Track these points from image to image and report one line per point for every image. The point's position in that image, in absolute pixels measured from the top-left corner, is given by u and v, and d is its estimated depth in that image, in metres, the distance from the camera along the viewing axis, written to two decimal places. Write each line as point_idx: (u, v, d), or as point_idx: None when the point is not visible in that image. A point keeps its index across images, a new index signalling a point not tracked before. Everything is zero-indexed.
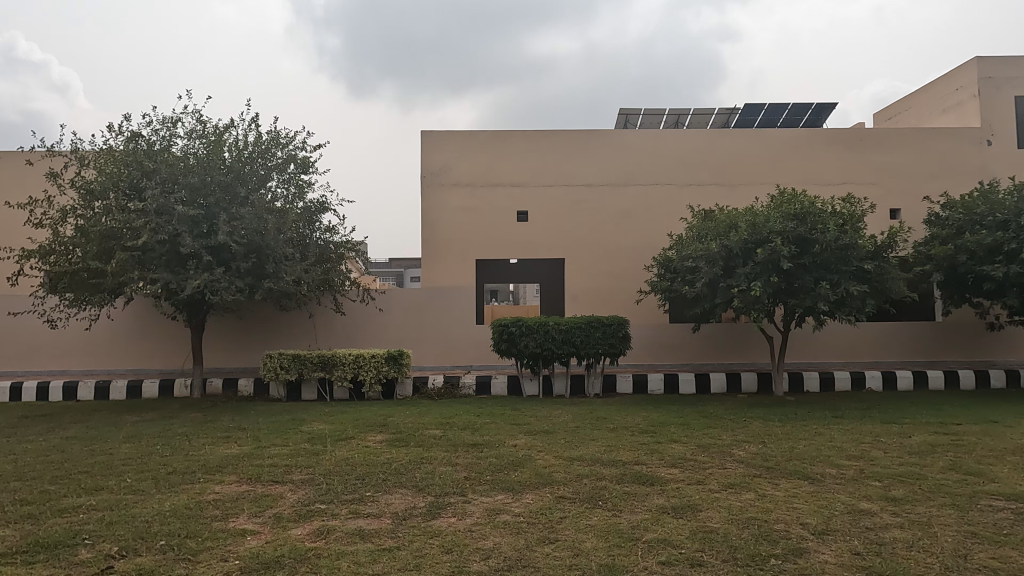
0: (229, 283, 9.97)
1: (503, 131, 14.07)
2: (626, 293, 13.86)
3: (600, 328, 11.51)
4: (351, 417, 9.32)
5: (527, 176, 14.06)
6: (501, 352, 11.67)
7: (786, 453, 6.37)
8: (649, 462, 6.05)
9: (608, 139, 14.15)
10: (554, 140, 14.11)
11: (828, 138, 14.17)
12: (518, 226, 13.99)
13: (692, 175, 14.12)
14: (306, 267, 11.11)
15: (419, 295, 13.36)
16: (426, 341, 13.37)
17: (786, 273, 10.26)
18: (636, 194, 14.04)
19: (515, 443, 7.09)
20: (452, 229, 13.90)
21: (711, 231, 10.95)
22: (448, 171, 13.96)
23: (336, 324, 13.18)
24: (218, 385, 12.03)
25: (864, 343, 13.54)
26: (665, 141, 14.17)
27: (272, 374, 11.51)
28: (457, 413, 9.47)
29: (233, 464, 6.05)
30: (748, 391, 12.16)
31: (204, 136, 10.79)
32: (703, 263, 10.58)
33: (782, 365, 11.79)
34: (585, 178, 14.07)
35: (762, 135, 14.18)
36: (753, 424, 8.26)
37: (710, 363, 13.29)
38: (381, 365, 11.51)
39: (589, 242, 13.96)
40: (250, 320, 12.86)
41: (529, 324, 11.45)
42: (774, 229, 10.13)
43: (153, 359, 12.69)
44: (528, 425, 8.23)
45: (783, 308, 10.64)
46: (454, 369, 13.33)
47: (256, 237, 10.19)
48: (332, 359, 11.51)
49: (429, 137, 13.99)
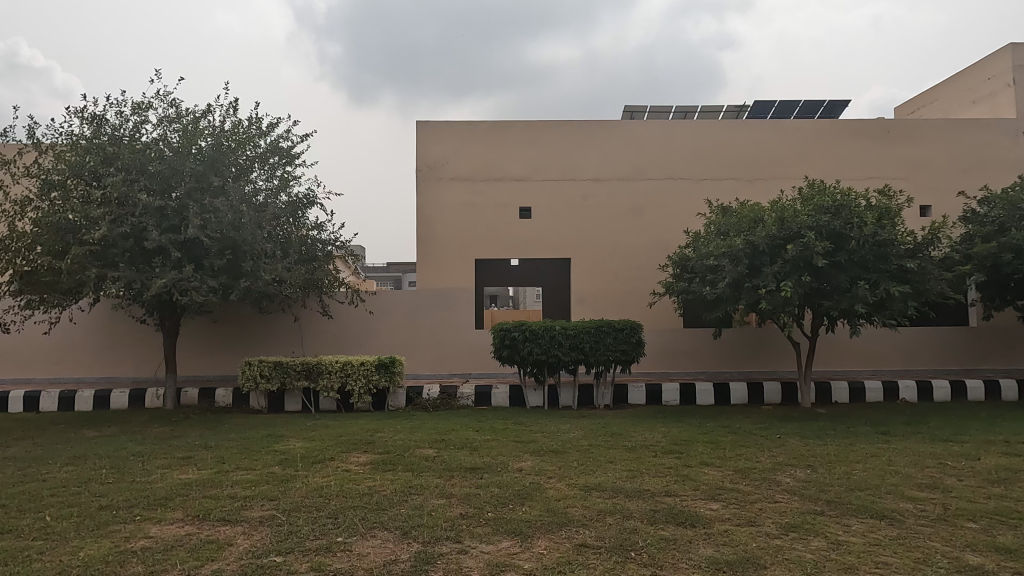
0: (201, 283, 8.96)
1: (505, 122, 13.11)
2: (637, 296, 12.87)
3: (611, 333, 10.50)
4: (335, 433, 8.32)
5: (530, 170, 13.08)
6: (502, 359, 10.66)
7: (843, 481, 5.37)
8: (683, 494, 5.03)
9: (617, 130, 13.19)
10: (559, 131, 13.15)
11: (854, 130, 13.20)
12: (520, 222, 13.00)
13: (708, 169, 13.15)
14: (288, 265, 10.10)
15: (414, 297, 12.36)
16: (422, 348, 12.36)
17: (818, 272, 9.26)
18: (647, 190, 13.07)
19: (521, 467, 6.07)
20: (450, 227, 12.92)
21: (735, 227, 9.98)
22: (446, 164, 12.99)
23: (324, 329, 12.18)
24: (195, 394, 11.02)
25: (895, 350, 12.55)
26: (680, 133, 13.21)
27: (252, 383, 10.51)
28: (454, 428, 8.47)
29: (184, 496, 5.04)
30: (771, 402, 11.16)
31: (178, 122, 9.83)
32: (725, 262, 9.60)
33: (809, 374, 10.79)
34: (593, 172, 13.10)
35: (783, 126, 13.20)
36: (791, 442, 7.25)
37: (729, 372, 12.30)
38: (370, 374, 10.52)
39: (597, 240, 12.97)
40: (230, 324, 11.88)
41: (533, 329, 10.44)
42: (806, 223, 9.16)
43: (125, 366, 11.66)
44: (534, 444, 7.22)
45: (814, 312, 9.61)
46: (452, 378, 12.32)
47: (232, 232, 9.19)
48: (318, 367, 10.52)
49: (425, 128, 13.03)
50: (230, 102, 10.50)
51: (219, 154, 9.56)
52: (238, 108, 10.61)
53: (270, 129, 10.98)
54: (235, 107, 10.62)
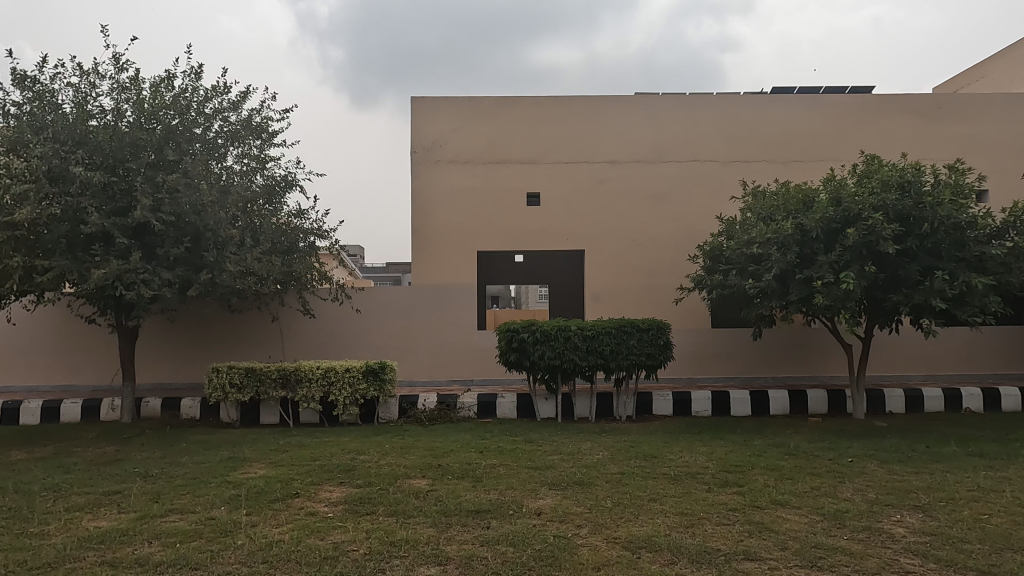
0: (155, 275, 7.56)
1: (510, 97, 11.70)
2: (659, 292, 11.45)
3: (635, 334, 9.10)
4: (310, 454, 6.92)
5: (538, 151, 11.68)
6: (509, 364, 9.24)
7: (981, 534, 3.97)
8: (769, 559, 3.63)
9: (636, 106, 11.77)
10: (571, 107, 11.74)
11: (901, 105, 11.78)
12: (528, 210, 11.58)
13: (739, 150, 11.74)
14: (260, 256, 8.69)
15: (408, 295, 10.99)
16: (418, 352, 10.97)
17: (883, 261, 7.85)
18: (669, 174, 11.66)
19: (541, 510, 4.67)
20: (449, 215, 11.49)
21: (781, 209, 8.57)
22: (444, 145, 11.58)
23: (307, 330, 10.78)
24: (157, 406, 9.63)
25: (950, 353, 11.13)
26: (706, 109, 11.79)
27: (219, 393, 9.11)
28: (453, 448, 7.08)
29: (75, 563, 3.64)
30: (817, 413, 9.76)
31: (130, 88, 8.44)
32: (772, 249, 8.18)
33: (863, 381, 9.39)
34: (609, 154, 11.70)
35: (822, 101, 11.78)
36: (872, 469, 5.84)
37: (764, 379, 10.98)
38: (356, 382, 9.12)
39: (614, 230, 11.56)
40: (202, 325, 10.52)
41: (545, 330, 9.04)
42: (868, 203, 7.75)
43: (80, 373, 10.26)
44: (551, 473, 5.82)
45: (875, 309, 8.21)
46: (451, 385, 10.92)
47: (191, 216, 7.80)
48: (296, 374, 9.13)
49: (420, 103, 11.61)
50: (192, 68, 9.13)
51: (178, 124, 8.19)
52: (203, 75, 9.24)
53: (241, 100, 9.62)
54: (202, 75, 9.22)
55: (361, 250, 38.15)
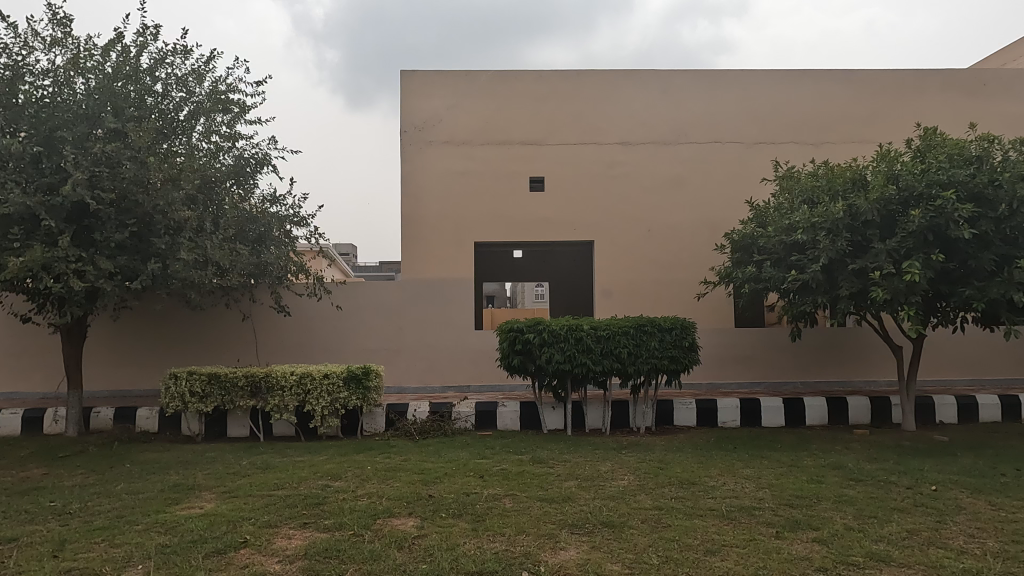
0: (91, 264, 6.41)
1: (511, 71, 10.52)
2: (678, 288, 10.29)
3: (656, 334, 7.93)
4: (274, 480, 5.72)
5: (542, 131, 10.51)
6: (512, 369, 8.04)
7: None
8: None
9: (651, 81, 10.60)
10: (579, 82, 10.56)
11: (942, 81, 10.67)
12: (531, 196, 10.40)
13: (764, 131, 10.60)
14: (225, 243, 7.52)
15: (398, 290, 9.83)
16: (409, 354, 9.80)
17: (951, 249, 6.71)
18: (688, 157, 10.52)
19: (564, 569, 3.51)
20: (443, 202, 10.28)
21: (827, 190, 7.44)
22: (438, 125, 10.40)
23: (282, 330, 9.60)
24: (109, 415, 8.42)
25: (999, 354, 10.04)
26: (729, 84, 10.62)
27: (178, 403, 7.91)
28: (447, 471, 5.89)
29: None
30: (859, 423, 8.65)
31: (68, 46, 7.24)
32: (820, 235, 7.04)
33: (913, 389, 8.27)
34: (621, 135, 10.54)
35: (856, 77, 10.64)
36: (969, 503, 4.70)
37: (794, 384, 9.98)
38: (335, 389, 7.91)
39: (627, 219, 10.40)
40: (164, 323, 9.35)
41: (554, 330, 7.84)
42: (935, 181, 6.62)
43: (25, 379, 9.06)
44: (570, 510, 4.65)
45: (938, 305, 7.07)
46: (445, 392, 9.74)
47: (138, 194, 6.63)
48: (267, 380, 7.95)
49: (411, 77, 10.41)
50: (145, 27, 7.94)
51: (123, 88, 7.03)
52: (159, 36, 8.04)
53: (204, 66, 8.43)
54: (159, 36, 8.01)
55: (353, 249, 36.89)
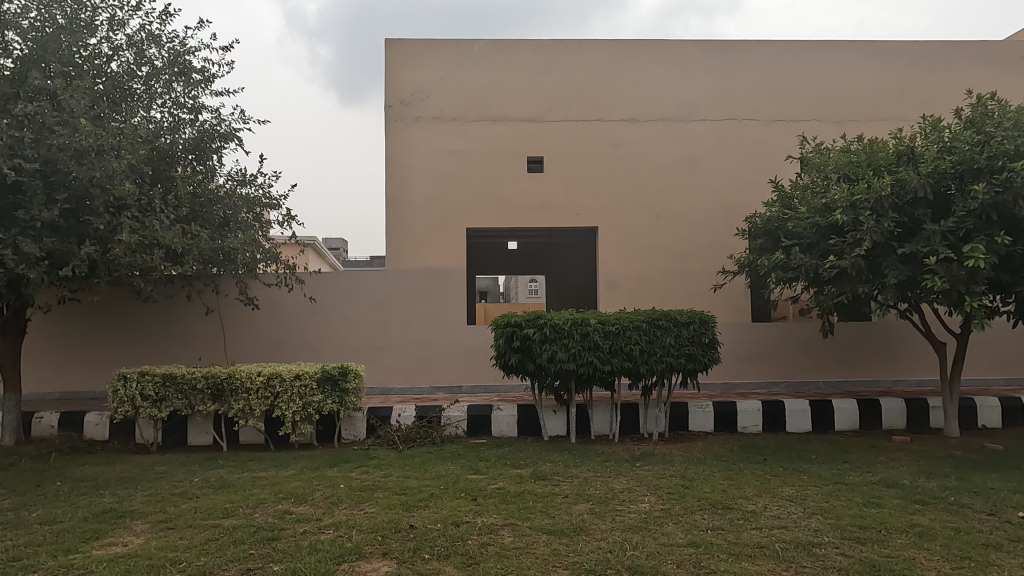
0: (12, 248, 5.48)
1: (507, 40, 9.55)
2: (690, 279, 9.38)
3: (672, 330, 7.02)
4: (225, 503, 4.76)
5: (541, 106, 9.56)
6: (508, 368, 7.11)
7: None
8: None
9: (660, 52, 9.66)
10: (583, 53, 9.60)
11: (977, 54, 9.78)
12: (529, 177, 9.46)
13: (784, 107, 9.69)
14: (177, 225, 6.56)
15: (381, 281, 8.89)
16: (394, 351, 8.86)
17: (1016, 229, 5.82)
18: (700, 137, 9.61)
19: None
20: (432, 184, 9.32)
21: (867, 166, 6.56)
22: (426, 99, 9.43)
23: (252, 325, 8.65)
24: (52, 422, 7.42)
25: None
26: (745, 55, 9.69)
27: (128, 408, 6.93)
28: (434, 492, 4.96)
29: None
30: (894, 428, 7.78)
31: None
32: (862, 215, 6.13)
33: (956, 390, 7.41)
34: (628, 111, 9.61)
35: (883, 49, 9.74)
36: None
37: (816, 384, 9.13)
38: (308, 392, 6.94)
39: (635, 203, 9.48)
40: (121, 319, 8.44)
41: (557, 326, 6.91)
42: (1001, 152, 5.73)
43: None
44: (586, 548, 3.74)
45: (997, 296, 6.19)
46: (434, 393, 8.80)
47: (68, 166, 5.67)
48: (229, 382, 6.98)
49: (396, 46, 9.42)
50: None
51: (56, 44, 6.08)
52: None
53: (161, 28, 7.45)
54: None
55: (342, 243, 35.71)
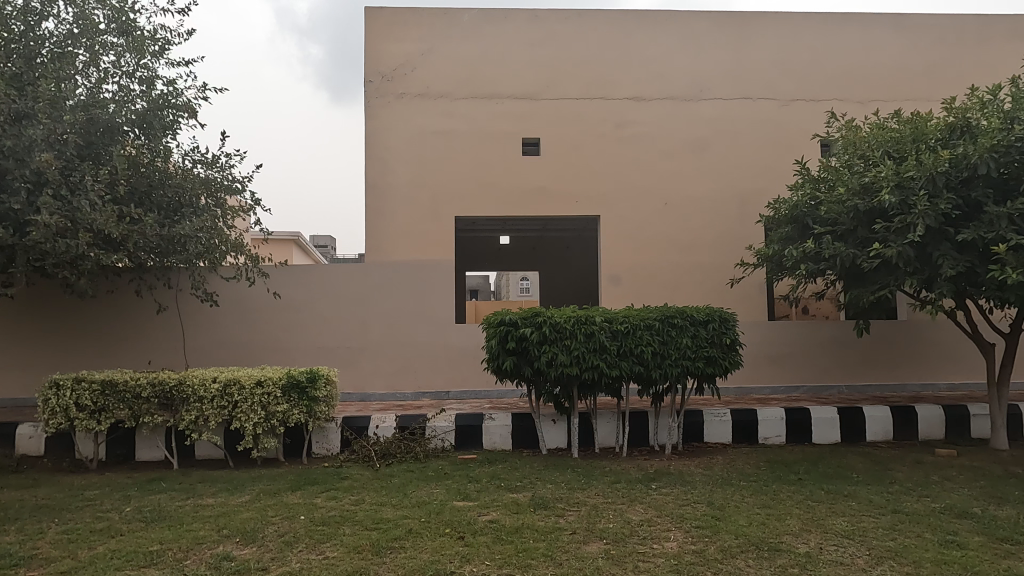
0: None
1: (500, 10, 8.65)
2: (700, 273, 8.54)
3: (688, 329, 6.15)
4: (153, 543, 3.85)
5: (538, 82, 8.67)
6: (501, 373, 6.21)
7: None
8: None
9: (668, 25, 8.80)
10: (583, 25, 8.72)
11: (1011, 29, 8.99)
12: (524, 161, 8.57)
13: (802, 86, 8.86)
14: (114, 206, 5.66)
15: (359, 275, 7.98)
16: (374, 353, 7.95)
17: None
18: (712, 118, 8.76)
19: None
20: (417, 168, 8.41)
21: (914, 141, 5.72)
22: (410, 74, 8.53)
23: (211, 325, 7.74)
24: None
25: None
26: (761, 29, 8.85)
27: (61, 420, 6.00)
28: (412, 526, 4.07)
29: None
30: (932, 438, 6.96)
31: None
32: (914, 197, 5.28)
33: (1005, 396, 6.60)
34: (633, 89, 8.75)
35: (910, 24, 8.93)
36: None
37: (840, 389, 8.31)
38: (271, 401, 6.00)
39: (640, 190, 8.61)
40: (63, 318, 7.53)
41: (558, 324, 6.02)
42: None
43: None
44: None
45: None
46: (418, 400, 7.90)
47: None
48: (180, 389, 6.05)
49: (377, 14, 8.49)
50: None
51: None
52: None
53: None
54: None
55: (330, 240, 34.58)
